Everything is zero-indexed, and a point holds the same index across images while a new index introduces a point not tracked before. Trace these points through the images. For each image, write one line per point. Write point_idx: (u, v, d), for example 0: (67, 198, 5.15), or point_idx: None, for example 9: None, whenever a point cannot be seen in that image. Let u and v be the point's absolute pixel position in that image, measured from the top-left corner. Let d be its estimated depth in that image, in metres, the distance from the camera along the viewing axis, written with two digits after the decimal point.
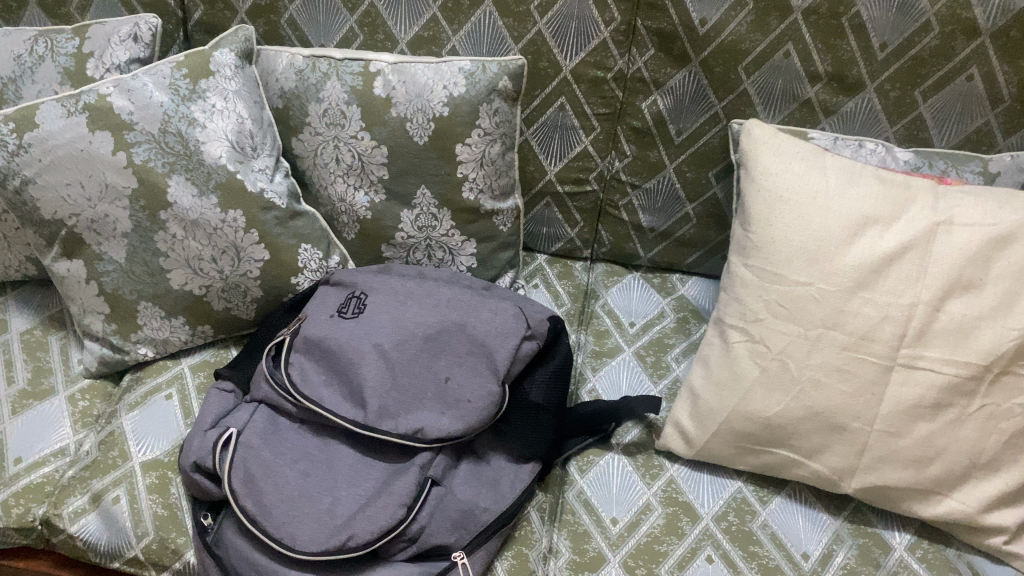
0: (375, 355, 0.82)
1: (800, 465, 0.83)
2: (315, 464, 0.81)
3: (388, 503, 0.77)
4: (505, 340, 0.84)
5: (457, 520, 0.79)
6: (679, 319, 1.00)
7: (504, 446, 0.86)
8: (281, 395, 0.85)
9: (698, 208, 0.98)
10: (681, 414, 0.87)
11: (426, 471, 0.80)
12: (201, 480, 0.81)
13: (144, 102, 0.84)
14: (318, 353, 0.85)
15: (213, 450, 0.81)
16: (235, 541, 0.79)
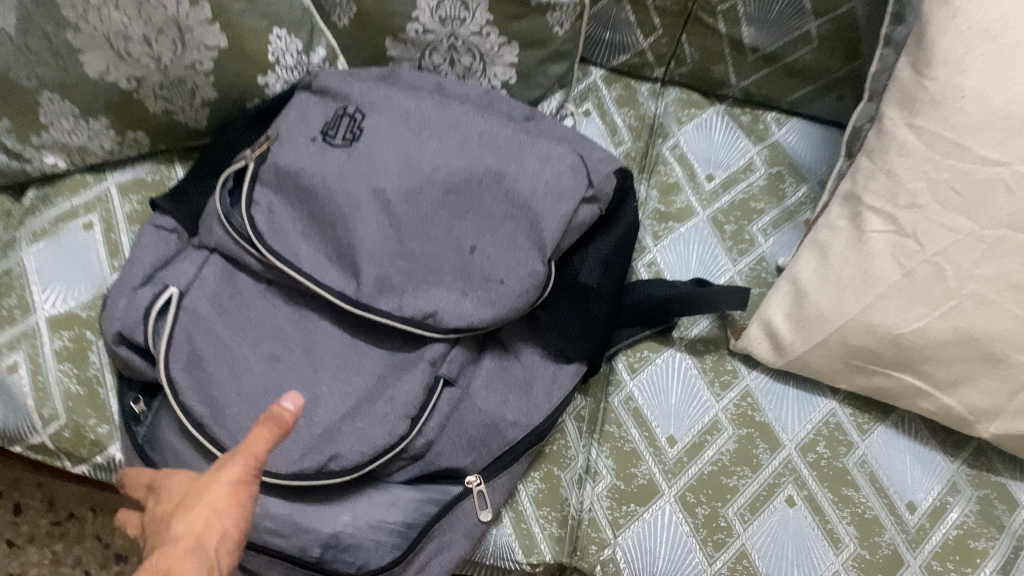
0: (374, 206, 0.59)
1: (925, 396, 0.63)
2: (286, 348, 0.60)
3: (385, 413, 0.57)
4: (556, 203, 0.60)
5: (475, 438, 0.60)
6: (771, 176, 0.76)
7: (541, 337, 0.65)
8: (240, 245, 0.61)
9: (826, 27, 0.70)
10: (775, 312, 0.66)
11: (437, 369, 0.60)
12: (130, 357, 0.60)
13: None
14: (296, 191, 0.61)
15: (145, 320, 0.59)
16: (176, 441, 0.59)
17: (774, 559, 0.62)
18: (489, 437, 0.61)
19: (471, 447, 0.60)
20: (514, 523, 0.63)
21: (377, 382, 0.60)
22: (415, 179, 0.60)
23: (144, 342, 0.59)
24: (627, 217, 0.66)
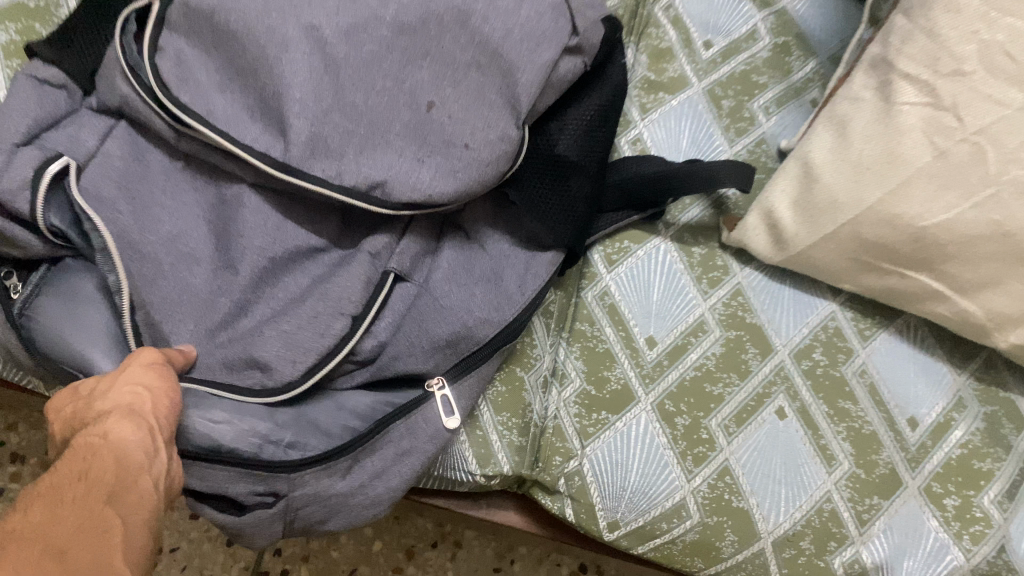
0: (307, 45, 0.47)
1: (941, 300, 0.56)
2: (207, 233, 0.48)
3: (320, 310, 0.48)
4: (536, 48, 0.50)
5: (437, 335, 0.51)
6: (777, 47, 0.66)
7: (509, 222, 0.55)
8: (144, 101, 0.48)
9: None
10: (779, 199, 0.57)
11: (383, 262, 0.50)
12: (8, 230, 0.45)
13: None
14: (211, 29, 0.48)
15: (36, 187, 0.44)
16: (58, 333, 0.45)
17: (759, 479, 0.55)
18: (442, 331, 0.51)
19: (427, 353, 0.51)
20: (469, 431, 0.55)
21: (318, 279, 0.50)
22: (360, 15, 0.48)
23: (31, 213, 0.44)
24: (611, 78, 0.57)
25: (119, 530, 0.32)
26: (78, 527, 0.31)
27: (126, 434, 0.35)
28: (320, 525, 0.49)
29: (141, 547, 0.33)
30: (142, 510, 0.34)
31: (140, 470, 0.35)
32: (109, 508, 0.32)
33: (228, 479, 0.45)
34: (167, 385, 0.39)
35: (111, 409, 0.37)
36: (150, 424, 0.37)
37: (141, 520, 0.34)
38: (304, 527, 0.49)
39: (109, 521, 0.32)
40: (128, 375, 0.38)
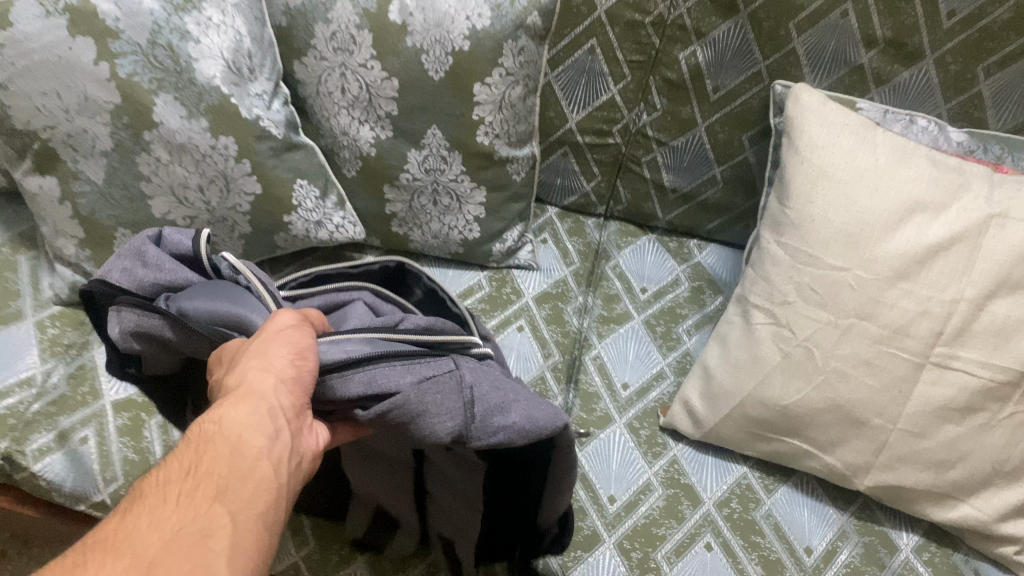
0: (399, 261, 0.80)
1: (813, 456, 0.79)
2: None
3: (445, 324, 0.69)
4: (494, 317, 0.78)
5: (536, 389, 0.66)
6: (693, 289, 0.96)
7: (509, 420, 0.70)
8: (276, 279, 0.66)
9: (727, 171, 0.93)
10: (692, 393, 0.83)
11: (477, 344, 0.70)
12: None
13: (131, 8, 0.75)
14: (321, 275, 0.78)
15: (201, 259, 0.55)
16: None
17: None
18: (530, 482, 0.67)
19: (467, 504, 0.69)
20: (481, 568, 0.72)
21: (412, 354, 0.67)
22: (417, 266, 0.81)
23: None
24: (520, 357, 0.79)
25: (218, 521, 0.43)
26: (186, 511, 0.43)
27: (238, 421, 0.49)
28: (496, 419, 0.57)
29: (249, 535, 0.45)
30: (250, 497, 0.46)
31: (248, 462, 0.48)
32: (212, 501, 0.44)
33: (405, 373, 0.57)
34: (296, 349, 0.54)
35: (238, 386, 0.51)
36: (270, 406, 0.50)
37: (247, 508, 0.45)
38: (481, 421, 0.57)
39: (210, 510, 0.44)
40: (266, 340, 0.54)
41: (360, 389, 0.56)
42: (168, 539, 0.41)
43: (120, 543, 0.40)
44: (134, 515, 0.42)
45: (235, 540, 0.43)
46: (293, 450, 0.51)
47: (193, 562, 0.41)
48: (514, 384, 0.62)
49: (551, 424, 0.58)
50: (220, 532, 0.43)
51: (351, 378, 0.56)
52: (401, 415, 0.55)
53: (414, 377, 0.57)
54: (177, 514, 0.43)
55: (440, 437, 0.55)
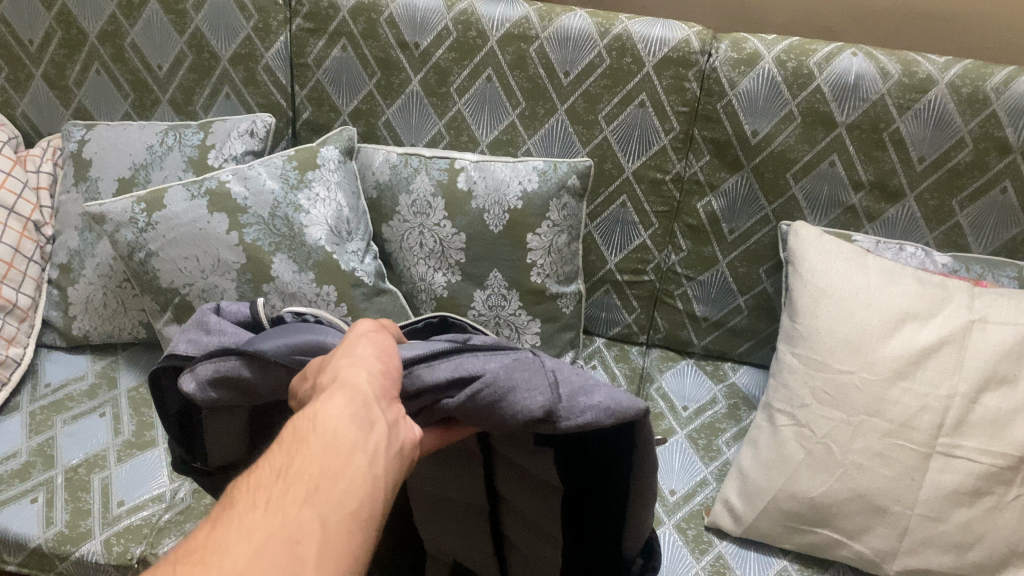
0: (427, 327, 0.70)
1: (844, 545, 0.87)
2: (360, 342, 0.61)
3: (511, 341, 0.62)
4: None
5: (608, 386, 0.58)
6: (730, 405, 1.08)
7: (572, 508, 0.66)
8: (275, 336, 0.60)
9: (749, 300, 1.08)
10: (731, 492, 0.92)
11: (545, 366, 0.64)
12: (228, 329, 0.65)
13: (258, 189, 0.97)
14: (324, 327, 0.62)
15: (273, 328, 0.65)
16: (285, 339, 0.58)
17: None
18: (603, 531, 0.64)
19: (544, 537, 0.67)
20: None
21: None
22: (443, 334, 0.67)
23: (250, 317, 0.68)
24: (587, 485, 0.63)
25: (313, 517, 0.41)
26: (277, 516, 0.40)
27: (333, 417, 0.46)
28: (582, 399, 0.53)
29: (342, 545, 0.41)
30: (342, 499, 0.43)
31: (339, 460, 0.44)
32: (302, 502, 0.41)
33: (489, 360, 0.54)
34: (381, 350, 0.53)
35: (334, 384, 0.48)
36: (363, 397, 0.48)
37: (339, 507, 0.42)
38: (567, 401, 0.53)
39: (299, 513, 0.41)
40: (346, 345, 0.52)
41: (445, 374, 0.53)
42: (262, 542, 0.39)
43: (206, 557, 0.38)
44: (227, 519, 0.40)
45: (326, 546, 0.40)
46: (389, 445, 0.47)
47: (281, 569, 0.38)
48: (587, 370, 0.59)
49: (632, 405, 0.54)
50: (310, 535, 0.40)
51: (438, 366, 0.54)
52: (490, 394, 0.52)
53: (502, 361, 0.54)
54: (265, 523, 0.40)
55: (532, 412, 0.51)
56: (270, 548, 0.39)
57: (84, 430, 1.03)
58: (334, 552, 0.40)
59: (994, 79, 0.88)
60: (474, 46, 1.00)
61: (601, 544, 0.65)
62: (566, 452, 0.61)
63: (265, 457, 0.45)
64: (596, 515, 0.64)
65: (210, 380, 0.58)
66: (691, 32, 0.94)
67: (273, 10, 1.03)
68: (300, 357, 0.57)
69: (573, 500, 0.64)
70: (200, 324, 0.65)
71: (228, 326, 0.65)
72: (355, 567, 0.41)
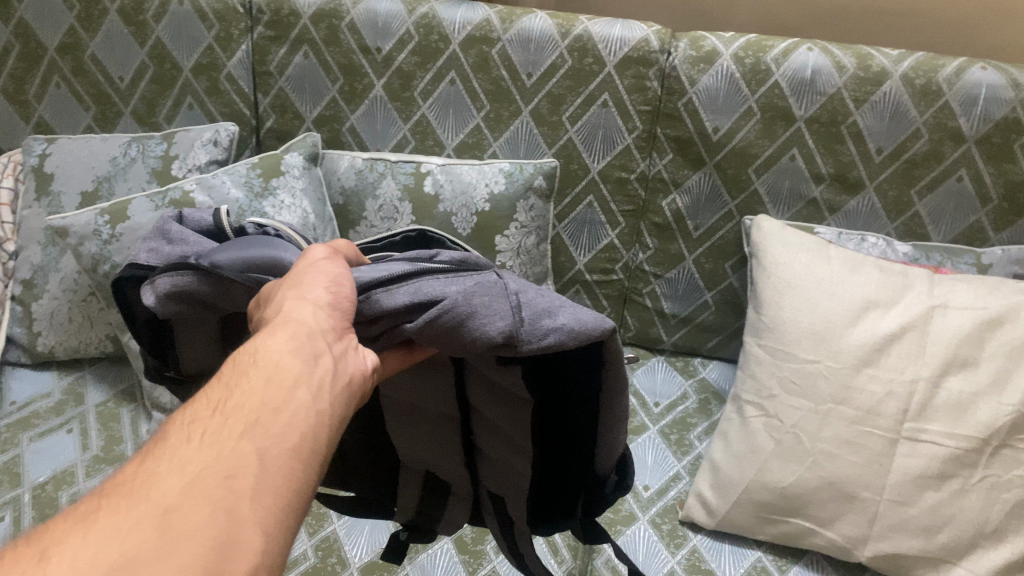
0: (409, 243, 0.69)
1: (816, 533, 0.88)
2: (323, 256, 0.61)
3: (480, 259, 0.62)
4: None
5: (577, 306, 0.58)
6: (700, 400, 1.10)
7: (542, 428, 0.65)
8: (234, 247, 0.59)
9: (717, 296, 1.09)
10: (703, 486, 0.93)
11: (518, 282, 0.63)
12: (190, 239, 0.65)
13: (222, 198, 0.97)
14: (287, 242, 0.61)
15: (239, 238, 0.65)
16: (242, 253, 0.58)
17: None
18: (579, 440, 0.64)
19: (517, 451, 0.66)
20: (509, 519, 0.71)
21: None
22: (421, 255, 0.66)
23: (212, 224, 0.68)
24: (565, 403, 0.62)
25: (250, 453, 0.40)
26: (212, 449, 0.40)
27: (274, 354, 0.46)
28: (546, 322, 0.53)
29: (281, 483, 0.40)
30: (281, 436, 0.42)
31: (282, 395, 0.44)
32: (240, 436, 0.41)
33: (449, 284, 0.54)
34: (332, 279, 0.53)
35: (277, 323, 0.49)
36: (308, 332, 0.48)
37: (277, 445, 0.42)
38: (530, 324, 0.53)
39: (237, 445, 0.41)
40: (298, 275, 0.53)
41: (405, 299, 0.53)
42: (195, 477, 0.38)
43: (133, 487, 0.37)
44: (157, 454, 0.39)
45: (264, 480, 0.40)
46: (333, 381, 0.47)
47: (216, 504, 0.37)
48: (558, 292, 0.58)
49: (599, 325, 0.54)
50: (246, 471, 0.40)
51: (398, 292, 0.54)
52: (450, 319, 0.51)
53: (463, 286, 0.54)
54: (199, 458, 0.39)
55: (491, 336, 0.51)
56: (203, 483, 0.38)
57: (52, 447, 1.01)
58: (271, 487, 0.40)
59: (946, 71, 0.90)
60: (436, 50, 1.00)
61: (578, 456, 0.65)
62: (537, 364, 0.60)
63: (204, 392, 0.45)
64: (569, 422, 0.63)
65: (168, 293, 0.59)
66: (650, 32, 0.95)
67: (234, 19, 1.03)
68: (255, 275, 0.57)
69: (548, 412, 0.63)
70: (162, 233, 0.66)
71: (190, 234, 0.65)
72: (294, 499, 0.41)
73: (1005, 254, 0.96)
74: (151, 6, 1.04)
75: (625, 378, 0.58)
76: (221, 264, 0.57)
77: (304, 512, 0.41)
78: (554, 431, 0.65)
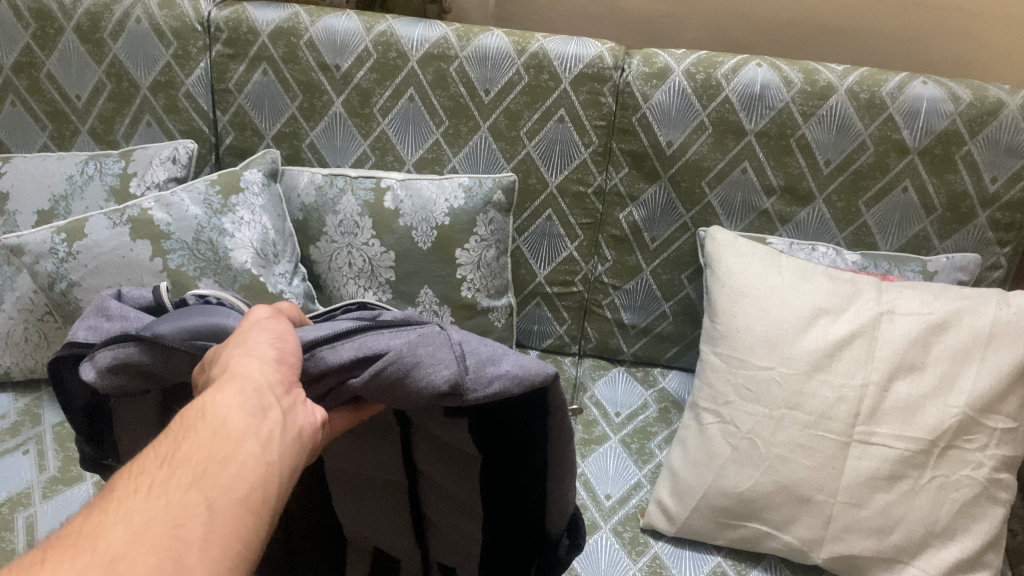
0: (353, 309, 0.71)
1: (773, 537, 0.89)
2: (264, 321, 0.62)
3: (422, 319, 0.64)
4: None
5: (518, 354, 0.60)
6: (660, 409, 1.11)
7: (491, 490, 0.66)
8: (176, 321, 0.61)
9: (674, 306, 1.11)
10: (663, 493, 0.94)
11: None
12: (130, 314, 0.68)
13: (181, 215, 0.97)
14: (225, 311, 0.63)
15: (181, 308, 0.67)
16: (187, 323, 0.60)
17: None
18: (526, 502, 0.65)
19: (465, 514, 0.68)
20: None
21: None
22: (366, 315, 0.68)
23: (151, 301, 0.71)
24: (514, 463, 0.63)
25: (196, 505, 0.42)
26: (158, 501, 0.42)
27: (223, 406, 0.48)
28: (491, 369, 0.54)
29: (227, 531, 0.42)
30: (228, 487, 0.44)
31: (229, 446, 0.46)
32: (188, 487, 0.43)
33: (394, 338, 0.55)
34: (277, 336, 0.54)
35: (227, 374, 0.50)
36: (256, 385, 0.49)
37: (225, 495, 0.43)
38: (474, 372, 0.53)
39: (183, 498, 0.42)
40: (244, 333, 0.54)
41: (349, 354, 0.55)
42: (141, 530, 0.40)
43: (81, 542, 0.39)
44: (105, 508, 0.41)
45: (210, 530, 0.41)
46: (284, 430, 0.49)
47: (160, 554, 0.39)
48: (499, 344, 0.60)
49: (542, 371, 0.55)
50: (193, 522, 0.41)
51: (341, 348, 0.56)
52: (394, 371, 0.53)
53: (406, 338, 0.55)
54: (146, 512, 0.41)
55: (437, 386, 0.52)
56: (149, 536, 0.39)
57: (7, 469, 0.99)
58: (220, 536, 0.41)
59: (888, 85, 0.93)
60: (394, 67, 1.01)
61: (527, 518, 0.65)
62: (480, 419, 0.62)
63: (154, 446, 0.46)
64: (515, 483, 0.64)
65: (109, 368, 0.59)
66: (604, 49, 0.97)
67: (191, 37, 1.04)
68: (199, 342, 0.59)
69: (492, 474, 0.65)
70: (101, 310, 0.68)
71: (129, 310, 0.68)
72: (243, 547, 0.42)
73: (950, 261, 0.99)
74: (107, 24, 1.04)
75: (568, 433, 0.59)
76: (165, 334, 0.59)
77: (252, 561, 0.43)
78: (500, 495, 0.66)
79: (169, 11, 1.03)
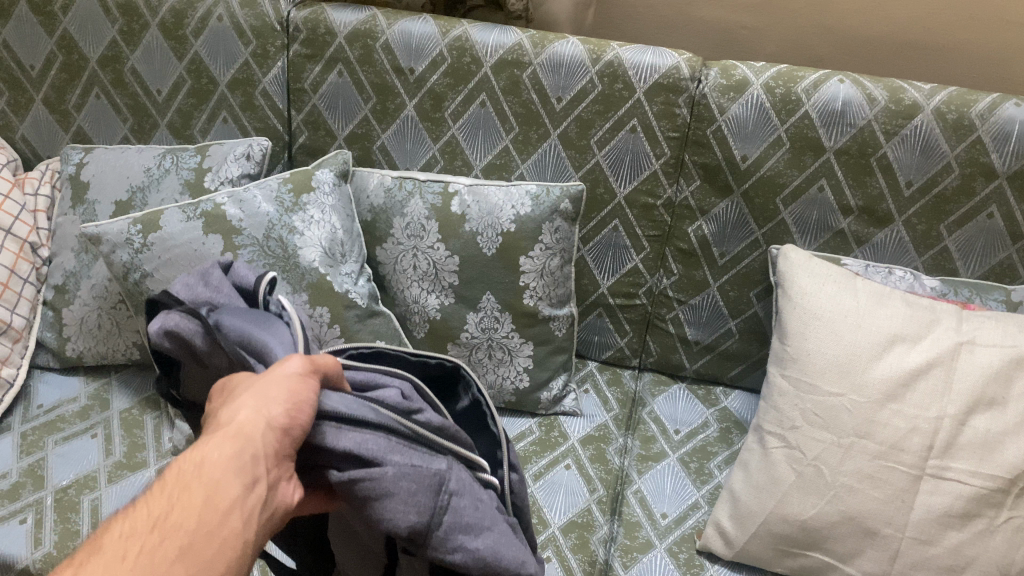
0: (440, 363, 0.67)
1: (836, 568, 0.87)
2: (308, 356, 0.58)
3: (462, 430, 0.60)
4: None
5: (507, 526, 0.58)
6: (721, 429, 1.09)
7: None
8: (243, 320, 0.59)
9: (741, 324, 1.09)
10: (722, 516, 0.92)
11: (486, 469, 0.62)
12: (226, 288, 0.65)
13: (253, 212, 0.99)
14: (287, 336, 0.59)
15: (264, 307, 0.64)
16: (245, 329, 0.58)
17: None
18: None
19: None
20: None
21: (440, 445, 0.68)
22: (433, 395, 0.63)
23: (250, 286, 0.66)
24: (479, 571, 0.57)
25: None
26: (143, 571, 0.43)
27: (218, 468, 0.47)
28: (461, 537, 0.53)
29: None
30: (209, 564, 0.45)
31: (216, 518, 0.46)
32: (172, 560, 0.44)
33: (394, 454, 0.53)
34: (298, 394, 0.51)
35: (231, 430, 0.49)
36: (254, 451, 0.48)
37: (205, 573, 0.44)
38: (444, 533, 0.53)
39: (169, 569, 0.43)
40: (265, 383, 0.51)
41: (347, 445, 0.52)
42: None
43: None
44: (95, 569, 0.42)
45: None
46: (269, 505, 0.48)
47: None
48: (494, 505, 0.58)
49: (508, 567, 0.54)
50: None
51: (344, 434, 0.53)
52: (370, 490, 0.51)
53: (404, 460, 0.53)
54: None
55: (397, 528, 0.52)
56: None
57: (75, 452, 1.02)
58: None
59: (979, 105, 0.90)
60: (468, 72, 1.01)
61: None
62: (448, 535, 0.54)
63: (149, 502, 0.47)
64: None
65: (168, 329, 0.60)
66: (681, 59, 0.96)
67: (270, 36, 1.05)
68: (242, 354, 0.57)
69: None
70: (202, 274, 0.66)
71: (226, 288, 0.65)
72: None
73: None
74: (192, 20, 1.06)
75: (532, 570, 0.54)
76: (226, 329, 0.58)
77: None
78: None
79: (250, 10, 1.05)
